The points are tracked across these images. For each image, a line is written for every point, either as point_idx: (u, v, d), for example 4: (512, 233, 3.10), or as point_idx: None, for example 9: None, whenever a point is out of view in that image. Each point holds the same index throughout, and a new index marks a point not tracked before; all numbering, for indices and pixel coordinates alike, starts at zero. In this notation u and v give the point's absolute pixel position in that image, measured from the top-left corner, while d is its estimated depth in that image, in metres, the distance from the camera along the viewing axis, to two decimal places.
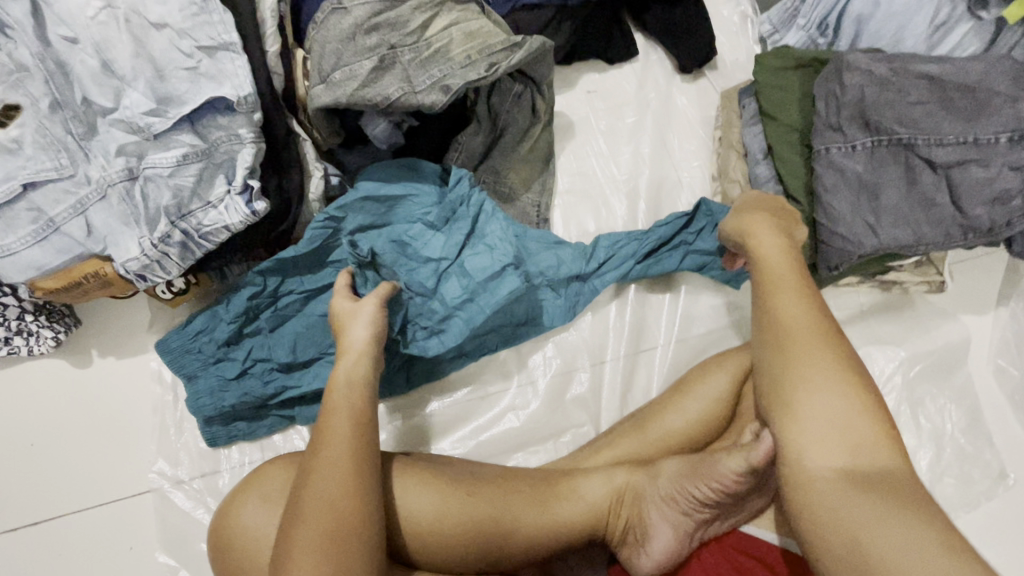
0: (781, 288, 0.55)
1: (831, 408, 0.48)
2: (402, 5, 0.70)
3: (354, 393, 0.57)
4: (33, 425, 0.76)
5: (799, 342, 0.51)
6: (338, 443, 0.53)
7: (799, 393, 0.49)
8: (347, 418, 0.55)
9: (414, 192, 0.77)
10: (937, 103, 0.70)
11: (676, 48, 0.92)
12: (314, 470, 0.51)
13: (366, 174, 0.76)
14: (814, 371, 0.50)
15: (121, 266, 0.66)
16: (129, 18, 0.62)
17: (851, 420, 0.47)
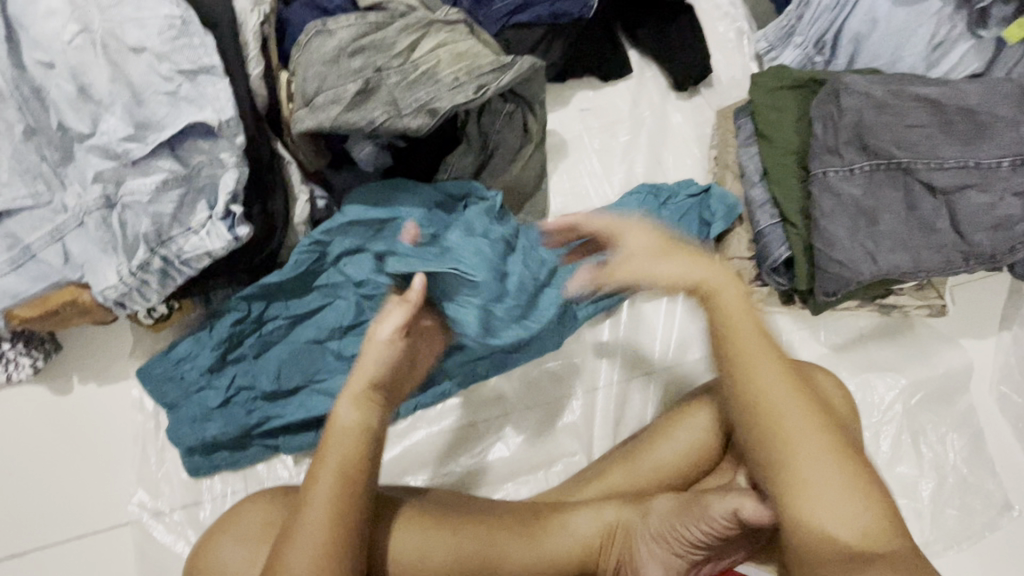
0: (756, 358, 0.52)
1: (823, 474, 0.47)
2: (389, 27, 0.70)
3: (350, 440, 0.51)
4: (9, 454, 0.74)
5: (779, 417, 0.50)
6: (318, 504, 0.48)
7: (789, 458, 0.48)
8: (335, 471, 0.49)
9: (402, 215, 0.74)
10: (937, 127, 0.68)
11: (670, 66, 0.91)
12: (294, 532, 0.47)
13: (353, 196, 0.74)
14: (807, 440, 0.49)
15: (99, 294, 0.64)
16: (107, 42, 0.61)
17: (842, 488, 0.47)
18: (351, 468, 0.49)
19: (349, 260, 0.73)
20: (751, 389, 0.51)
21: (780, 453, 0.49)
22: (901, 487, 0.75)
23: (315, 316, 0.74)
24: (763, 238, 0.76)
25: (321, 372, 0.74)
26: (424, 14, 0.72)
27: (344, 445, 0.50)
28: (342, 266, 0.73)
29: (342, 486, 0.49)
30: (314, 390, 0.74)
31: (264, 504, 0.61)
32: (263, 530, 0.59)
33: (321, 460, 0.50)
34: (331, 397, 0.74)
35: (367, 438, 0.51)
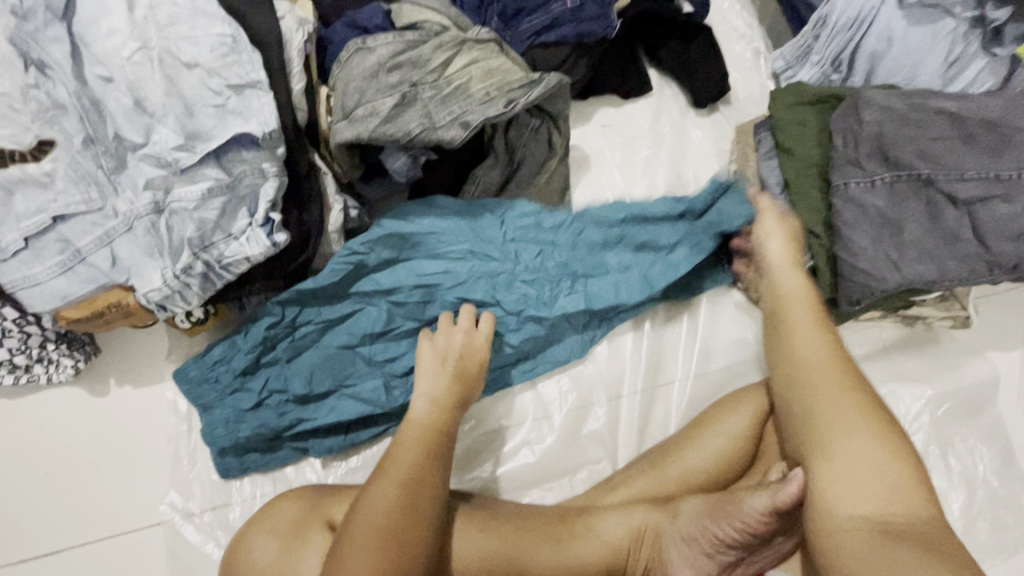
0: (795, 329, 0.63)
1: (871, 460, 0.51)
2: (424, 45, 0.73)
3: (427, 430, 0.60)
4: (46, 454, 0.76)
5: (816, 381, 0.58)
6: (403, 462, 0.56)
7: (830, 425, 0.54)
8: (418, 445, 0.58)
9: (439, 231, 0.78)
10: (958, 139, 0.69)
11: (690, 84, 0.94)
12: (378, 479, 0.55)
13: (390, 213, 0.77)
14: (839, 403, 0.56)
15: (142, 296, 0.67)
16: (163, 58, 0.64)
17: (898, 476, 0.50)
18: (431, 448, 0.58)
19: (384, 269, 0.76)
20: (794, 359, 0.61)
21: (818, 420, 0.56)
22: None
23: (345, 322, 0.76)
24: None
25: (351, 377, 0.76)
26: (458, 33, 0.76)
27: (423, 433, 0.59)
28: (376, 276, 0.76)
29: (421, 458, 0.57)
30: (345, 394, 0.75)
31: (294, 503, 0.62)
32: (294, 529, 0.60)
33: (401, 440, 0.59)
34: (365, 400, 0.75)
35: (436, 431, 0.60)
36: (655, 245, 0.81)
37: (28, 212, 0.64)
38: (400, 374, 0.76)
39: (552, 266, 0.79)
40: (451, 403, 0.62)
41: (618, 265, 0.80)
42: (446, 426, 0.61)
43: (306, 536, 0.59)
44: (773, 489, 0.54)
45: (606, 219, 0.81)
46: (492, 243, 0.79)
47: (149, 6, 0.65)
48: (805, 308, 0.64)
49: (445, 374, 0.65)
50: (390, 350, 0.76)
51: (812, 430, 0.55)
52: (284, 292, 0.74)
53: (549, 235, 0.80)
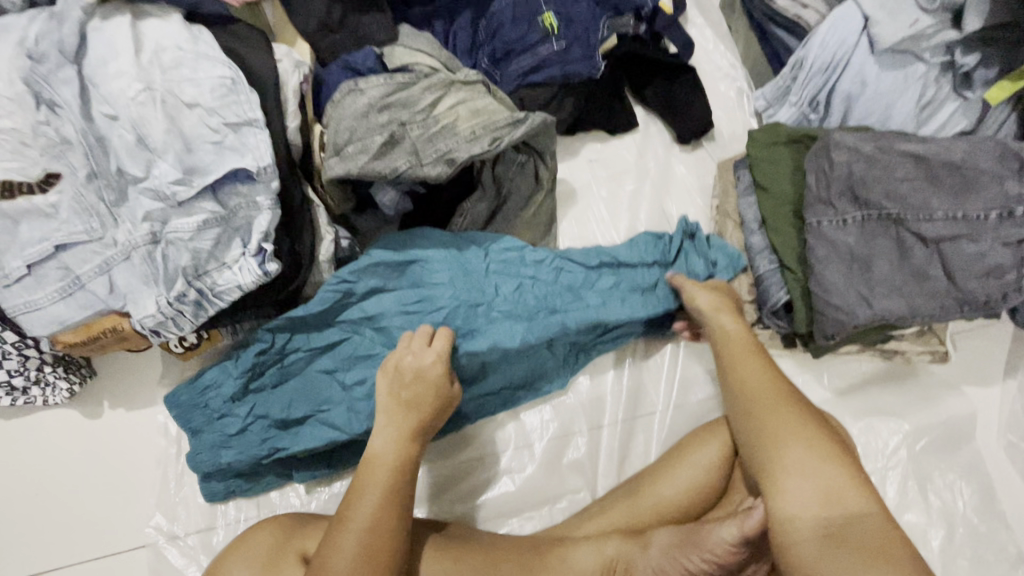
0: (740, 357, 0.67)
1: (812, 468, 0.56)
2: (413, 87, 0.77)
3: (384, 469, 0.61)
4: (38, 475, 0.78)
5: (759, 400, 0.63)
6: (365, 506, 0.58)
7: (770, 441, 0.59)
8: (377, 488, 0.59)
9: (423, 261, 0.79)
10: (924, 180, 0.72)
11: (674, 122, 0.97)
12: (344, 523, 0.56)
13: (376, 243, 0.79)
14: (777, 418, 0.60)
15: (137, 322, 0.69)
16: (166, 99, 0.68)
17: (837, 478, 0.55)
18: (393, 490, 0.59)
19: (370, 299, 0.78)
20: (739, 381, 0.65)
21: (761, 436, 0.60)
22: (909, 535, 0.75)
23: (332, 350, 0.78)
24: (764, 282, 0.81)
25: (328, 402, 0.77)
26: (446, 75, 0.79)
27: (386, 472, 0.60)
28: (364, 304, 0.78)
29: (381, 502, 0.58)
30: (319, 421, 0.77)
31: (272, 529, 0.64)
32: (269, 555, 0.61)
33: (364, 481, 0.60)
34: (333, 426, 0.76)
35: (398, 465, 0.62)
36: (634, 285, 0.82)
37: (33, 240, 0.67)
38: (366, 403, 0.76)
39: (529, 300, 0.79)
40: (411, 436, 0.63)
41: (599, 303, 0.80)
42: (407, 461, 0.63)
43: (281, 567, 0.60)
44: (740, 517, 0.57)
45: (587, 257, 0.82)
46: (474, 275, 0.79)
47: (155, 51, 0.70)
48: (743, 338, 0.69)
49: (400, 409, 0.65)
50: (363, 377, 0.77)
51: (757, 450, 0.60)
52: (274, 320, 0.76)
53: (530, 270, 0.81)
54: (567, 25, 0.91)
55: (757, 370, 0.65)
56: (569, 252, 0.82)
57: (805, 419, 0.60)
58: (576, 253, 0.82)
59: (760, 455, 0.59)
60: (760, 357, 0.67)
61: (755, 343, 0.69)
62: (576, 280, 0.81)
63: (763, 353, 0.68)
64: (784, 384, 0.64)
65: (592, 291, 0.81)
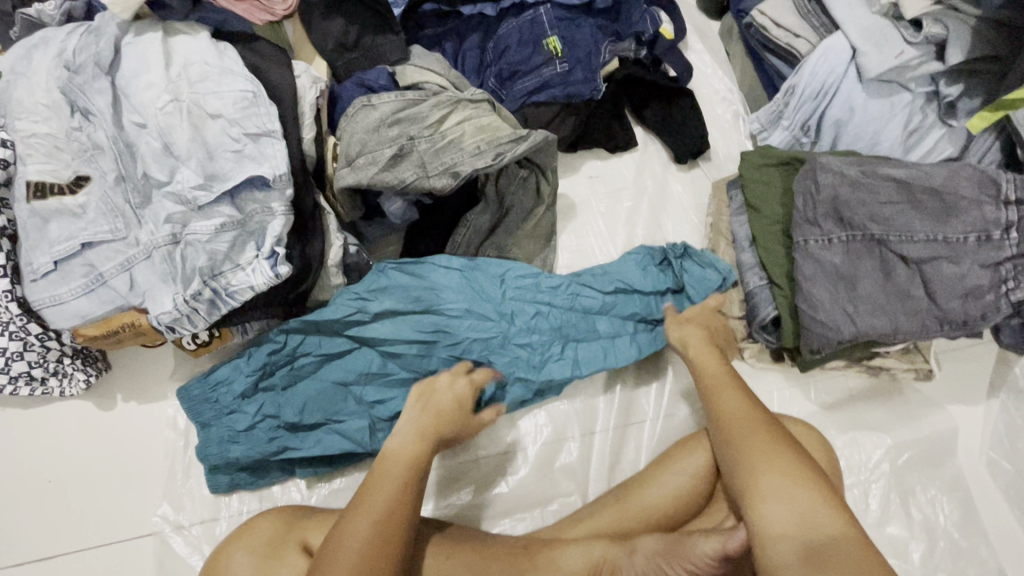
0: (719, 388, 0.70)
1: (787, 493, 0.57)
2: (422, 104, 0.81)
3: (400, 464, 0.63)
4: (52, 463, 0.81)
5: (737, 429, 0.65)
6: (380, 496, 0.60)
7: (747, 466, 0.61)
8: (393, 480, 0.62)
9: (441, 287, 0.84)
10: (906, 203, 0.75)
11: (672, 142, 1.01)
12: (358, 511, 0.59)
13: (398, 267, 0.85)
14: (754, 445, 0.62)
15: (154, 318, 0.73)
16: (191, 109, 0.73)
17: (810, 500, 0.56)
18: (408, 485, 0.62)
19: (383, 318, 0.82)
20: (718, 412, 0.68)
21: (739, 462, 0.62)
22: (891, 546, 0.77)
23: (343, 358, 0.82)
24: (753, 298, 0.84)
25: (342, 412, 0.81)
26: (454, 93, 0.84)
27: (402, 467, 0.63)
28: (376, 324, 0.82)
29: (395, 495, 0.61)
30: (331, 429, 0.80)
31: (274, 520, 0.67)
32: (271, 543, 0.64)
33: (378, 474, 0.63)
34: (348, 438, 0.79)
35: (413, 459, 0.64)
36: (643, 312, 0.85)
37: (60, 239, 0.71)
38: (386, 418, 0.81)
39: (548, 326, 0.84)
40: (428, 437, 0.67)
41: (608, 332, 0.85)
42: (424, 459, 0.65)
43: (283, 556, 0.63)
44: (724, 535, 0.57)
45: (600, 283, 0.86)
46: (491, 302, 0.84)
47: (183, 65, 0.75)
48: (722, 372, 0.72)
49: (423, 414, 0.69)
50: (380, 393, 0.81)
51: (737, 476, 0.61)
52: (290, 322, 0.81)
53: (550, 294, 0.85)
54: (571, 48, 0.95)
55: (732, 401, 0.68)
56: (584, 278, 0.86)
57: (779, 445, 0.62)
58: (586, 276, 0.86)
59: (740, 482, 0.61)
60: (737, 388, 0.70)
61: (736, 376, 0.72)
62: (589, 309, 0.85)
63: (741, 385, 0.71)
64: (759, 413, 0.66)
65: (609, 317, 0.85)
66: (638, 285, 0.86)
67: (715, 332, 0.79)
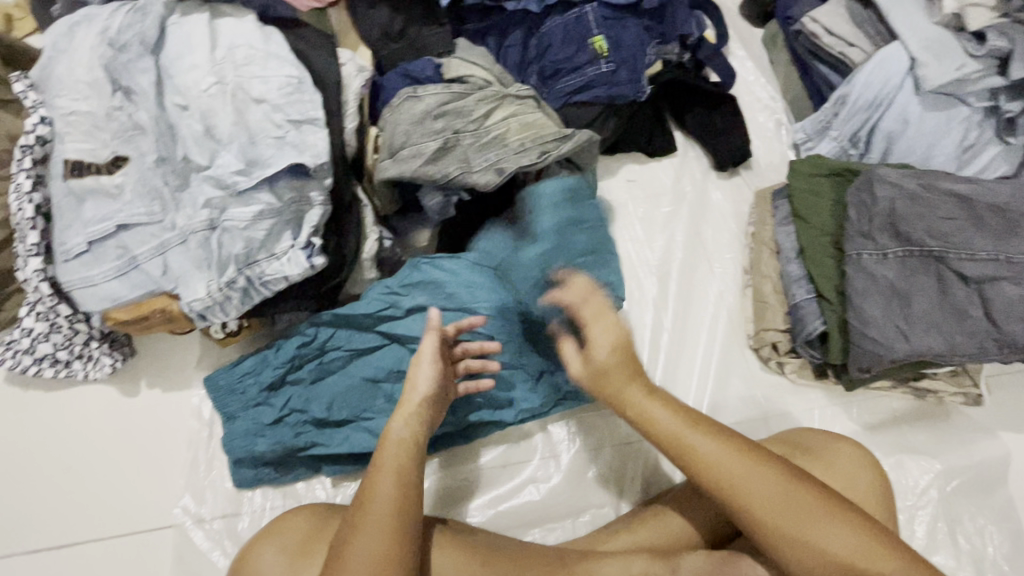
0: (689, 441, 0.59)
1: (826, 530, 0.54)
2: (468, 98, 0.80)
3: (405, 450, 0.60)
4: (72, 448, 0.80)
5: (738, 482, 0.57)
6: (383, 495, 0.56)
7: (772, 517, 0.55)
8: (393, 475, 0.57)
9: (472, 284, 0.80)
10: (967, 221, 0.72)
11: (713, 149, 0.99)
12: (360, 524, 0.54)
13: (432, 260, 0.82)
14: (764, 492, 0.56)
15: (185, 304, 0.71)
16: (236, 93, 0.71)
17: (850, 537, 0.54)
18: (405, 477, 0.58)
19: (414, 314, 0.80)
20: (705, 469, 0.58)
21: (757, 516, 0.56)
22: None
23: (373, 354, 0.80)
24: (800, 311, 0.81)
25: (370, 410, 0.78)
26: (500, 89, 0.82)
27: (399, 455, 0.59)
28: (408, 320, 0.80)
29: (397, 492, 0.56)
30: (360, 426, 0.78)
31: (306, 517, 0.65)
32: (301, 541, 0.62)
33: (381, 462, 0.59)
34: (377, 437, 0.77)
35: (408, 450, 0.60)
36: None
37: (95, 219, 0.70)
38: None
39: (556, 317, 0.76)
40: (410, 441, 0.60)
41: None
42: (416, 453, 0.60)
43: (312, 555, 0.60)
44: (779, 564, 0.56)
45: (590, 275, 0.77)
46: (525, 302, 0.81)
47: (229, 47, 0.73)
48: (680, 417, 0.61)
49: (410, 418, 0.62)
50: None
51: (763, 529, 0.56)
52: (322, 315, 0.79)
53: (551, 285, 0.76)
54: (616, 48, 0.93)
55: (715, 446, 0.59)
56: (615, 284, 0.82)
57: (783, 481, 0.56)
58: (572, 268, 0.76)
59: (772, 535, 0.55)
60: (703, 424, 0.61)
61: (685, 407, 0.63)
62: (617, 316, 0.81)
63: (703, 420, 0.61)
64: (743, 446, 0.60)
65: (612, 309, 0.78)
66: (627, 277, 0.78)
67: (632, 353, 0.64)
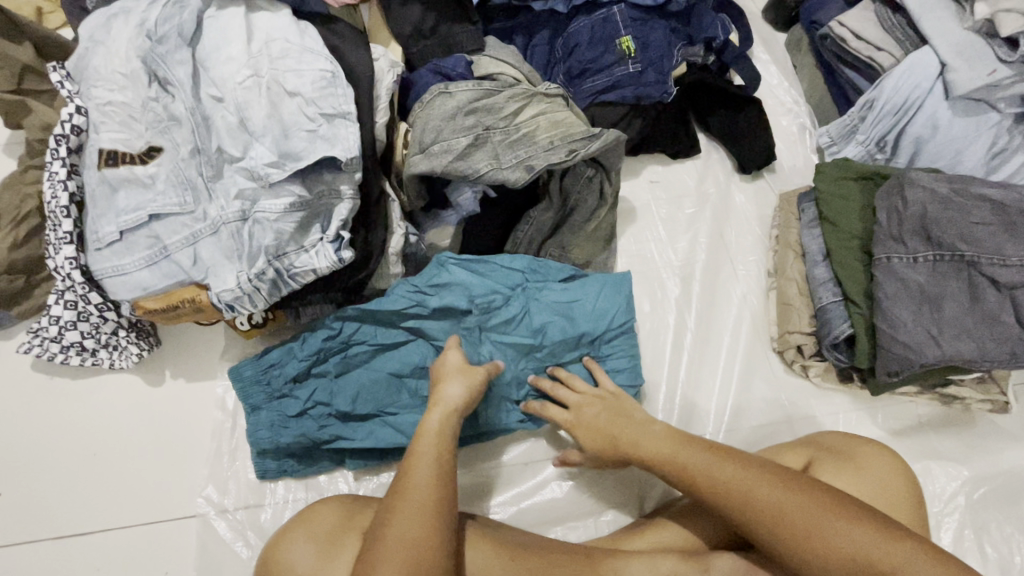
0: (682, 455, 0.65)
1: (834, 522, 0.54)
2: (498, 95, 0.80)
3: (437, 441, 0.61)
4: (97, 436, 0.80)
5: (737, 483, 0.59)
6: (420, 482, 0.57)
7: (774, 513, 0.56)
8: (429, 464, 0.58)
9: (496, 288, 0.80)
10: (1001, 226, 0.72)
11: (737, 151, 0.98)
12: (398, 507, 0.55)
13: (461, 261, 0.81)
14: (763, 489, 0.58)
15: (215, 295, 0.71)
16: (271, 86, 0.72)
17: (859, 530, 0.53)
18: (440, 467, 0.58)
19: (439, 314, 0.80)
20: (702, 476, 0.62)
21: (761, 515, 0.57)
22: None
23: (397, 350, 0.80)
24: (825, 314, 0.81)
25: (394, 405, 0.78)
26: (529, 87, 0.83)
27: (434, 444, 0.61)
28: (433, 317, 0.80)
29: (434, 479, 0.57)
30: (383, 420, 0.78)
31: (334, 508, 0.65)
32: (331, 531, 0.62)
33: (416, 451, 0.60)
34: (400, 432, 0.77)
35: (442, 441, 0.62)
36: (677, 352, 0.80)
37: (128, 209, 0.70)
38: None
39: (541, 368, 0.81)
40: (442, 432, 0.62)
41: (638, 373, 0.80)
42: (450, 446, 0.62)
43: (342, 545, 0.61)
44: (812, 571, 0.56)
45: (568, 322, 0.80)
46: (552, 309, 0.80)
47: (264, 41, 0.74)
48: (673, 441, 0.68)
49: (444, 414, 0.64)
50: None
51: (773, 530, 0.56)
52: (348, 310, 0.79)
53: (527, 338, 0.79)
54: (643, 49, 0.93)
55: (711, 455, 0.63)
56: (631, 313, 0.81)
57: (779, 481, 0.59)
58: (543, 326, 0.79)
59: (782, 535, 0.55)
60: (698, 443, 0.66)
61: (679, 431, 0.69)
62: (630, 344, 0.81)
63: (694, 439, 0.67)
64: (742, 455, 0.63)
65: (600, 350, 0.81)
66: (610, 316, 0.80)
67: (608, 402, 0.75)
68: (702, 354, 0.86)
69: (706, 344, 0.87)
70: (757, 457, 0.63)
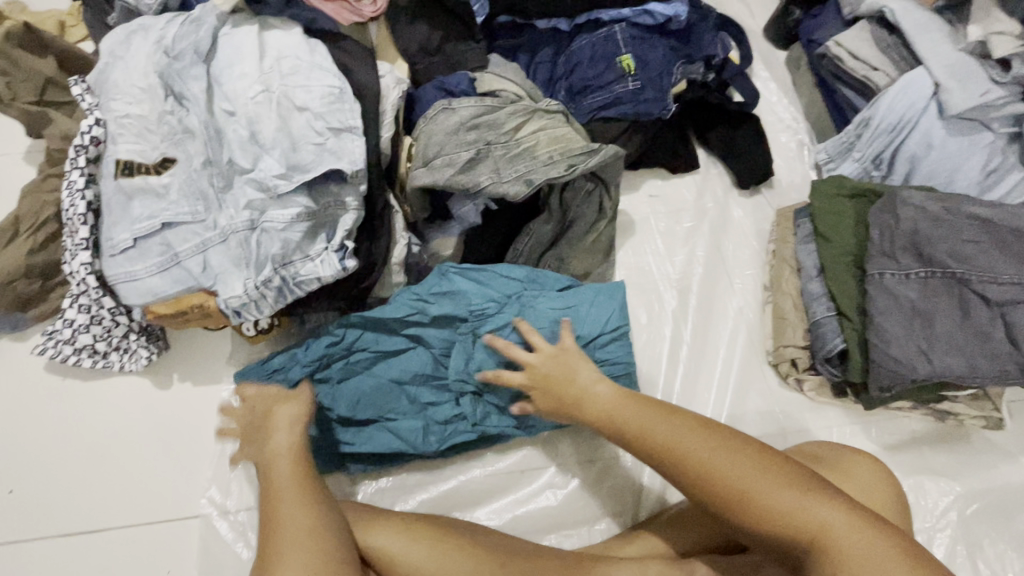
0: (628, 414, 0.63)
1: (765, 483, 0.56)
2: (500, 111, 0.82)
3: (291, 463, 0.62)
4: (106, 436, 0.82)
5: (678, 444, 0.59)
6: (290, 514, 0.57)
7: (708, 473, 0.57)
8: (292, 492, 0.59)
9: (494, 298, 0.82)
10: (992, 244, 0.73)
11: (735, 167, 1.00)
12: (277, 549, 0.55)
13: (463, 271, 0.83)
14: (705, 451, 0.58)
15: (224, 301, 0.74)
16: (281, 101, 0.75)
17: (789, 493, 0.55)
18: (306, 493, 0.59)
19: (438, 324, 0.81)
20: (644, 434, 0.61)
21: (696, 472, 0.58)
22: None
23: (397, 357, 0.81)
24: (820, 327, 0.82)
25: (393, 411, 0.80)
26: (530, 103, 0.85)
27: (287, 470, 0.61)
28: (433, 326, 0.81)
29: (302, 508, 0.58)
30: (384, 425, 0.80)
31: None
32: None
33: (276, 488, 0.59)
34: (399, 437, 0.79)
35: (297, 462, 0.62)
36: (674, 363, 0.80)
37: (142, 217, 0.73)
38: (440, 421, 0.80)
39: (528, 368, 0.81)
40: (293, 452, 0.62)
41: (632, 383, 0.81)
42: (303, 466, 0.62)
43: None
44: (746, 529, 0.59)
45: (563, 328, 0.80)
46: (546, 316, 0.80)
47: (276, 58, 0.77)
48: (625, 399, 0.64)
49: (291, 433, 0.64)
50: (434, 395, 0.81)
51: (705, 487, 0.57)
52: (351, 317, 0.80)
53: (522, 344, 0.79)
54: (643, 67, 0.95)
55: (669, 423, 0.61)
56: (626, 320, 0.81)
57: (720, 442, 0.59)
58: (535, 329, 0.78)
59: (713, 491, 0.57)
60: (645, 401, 0.64)
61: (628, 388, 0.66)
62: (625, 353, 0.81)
63: (644, 398, 0.65)
64: (686, 413, 0.62)
65: (595, 354, 0.80)
66: (604, 322, 0.80)
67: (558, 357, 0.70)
68: (697, 365, 0.88)
69: (701, 356, 0.88)
70: (701, 417, 0.62)
